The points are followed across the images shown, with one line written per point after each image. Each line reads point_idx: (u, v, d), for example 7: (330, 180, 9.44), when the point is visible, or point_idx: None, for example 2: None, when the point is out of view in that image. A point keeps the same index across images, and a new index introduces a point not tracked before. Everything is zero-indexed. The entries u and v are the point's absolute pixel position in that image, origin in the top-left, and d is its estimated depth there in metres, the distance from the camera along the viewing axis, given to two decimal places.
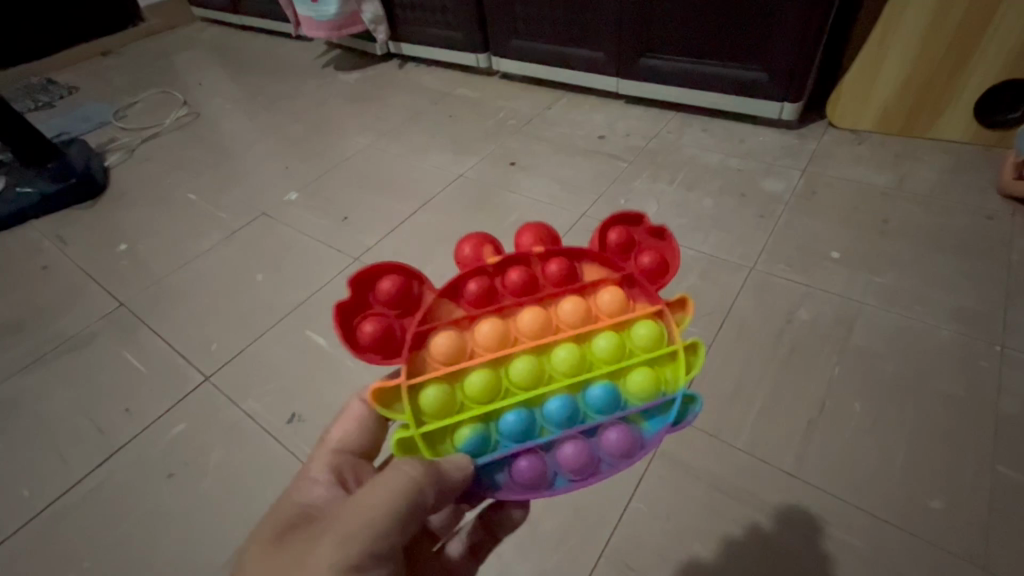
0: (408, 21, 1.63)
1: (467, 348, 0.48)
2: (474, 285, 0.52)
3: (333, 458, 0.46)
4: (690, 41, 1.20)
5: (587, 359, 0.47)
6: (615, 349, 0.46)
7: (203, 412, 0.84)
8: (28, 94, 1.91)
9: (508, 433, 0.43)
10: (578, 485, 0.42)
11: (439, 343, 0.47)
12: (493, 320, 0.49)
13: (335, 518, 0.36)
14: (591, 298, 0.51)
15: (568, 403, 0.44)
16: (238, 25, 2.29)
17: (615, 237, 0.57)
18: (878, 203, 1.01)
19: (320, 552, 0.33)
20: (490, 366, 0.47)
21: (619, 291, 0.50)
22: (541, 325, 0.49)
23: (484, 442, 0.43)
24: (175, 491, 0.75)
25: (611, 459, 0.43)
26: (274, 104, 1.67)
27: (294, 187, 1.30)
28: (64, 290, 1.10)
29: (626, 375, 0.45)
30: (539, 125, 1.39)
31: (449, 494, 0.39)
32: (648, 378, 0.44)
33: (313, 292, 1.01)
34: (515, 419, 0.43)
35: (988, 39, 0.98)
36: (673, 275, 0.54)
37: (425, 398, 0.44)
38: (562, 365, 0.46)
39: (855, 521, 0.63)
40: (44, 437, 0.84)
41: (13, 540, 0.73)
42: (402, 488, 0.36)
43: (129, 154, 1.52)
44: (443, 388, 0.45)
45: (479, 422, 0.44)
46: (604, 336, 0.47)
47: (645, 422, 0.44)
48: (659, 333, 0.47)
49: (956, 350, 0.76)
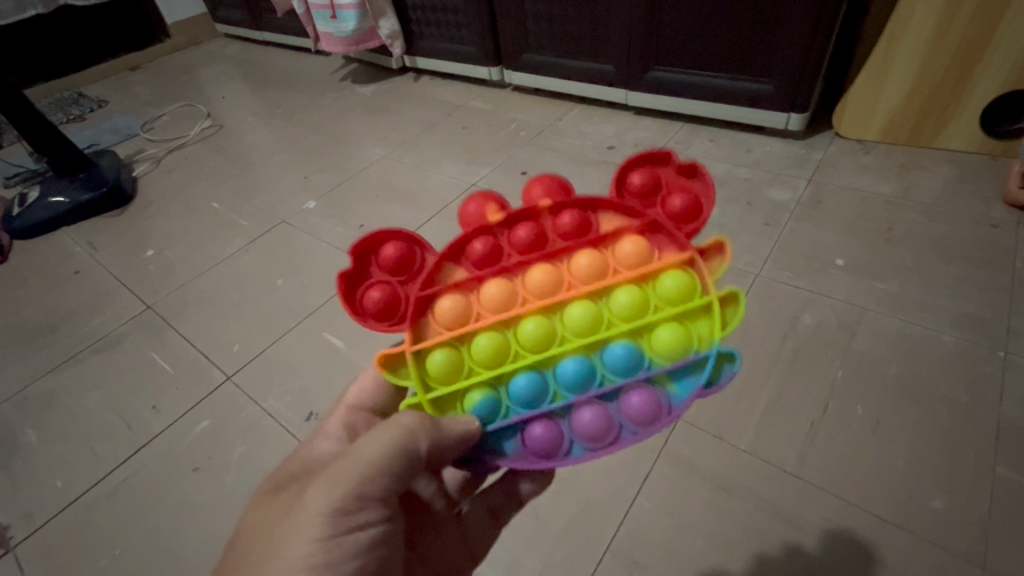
0: (424, 36, 1.69)
1: (472, 309, 0.48)
2: (479, 245, 0.50)
3: (349, 416, 0.53)
4: (696, 55, 1.23)
5: (605, 319, 0.47)
6: (636, 306, 0.46)
7: (226, 410, 0.88)
8: (60, 108, 2.00)
9: (519, 399, 0.45)
10: (597, 452, 0.44)
11: (445, 307, 0.47)
12: (500, 282, 0.48)
13: (332, 466, 0.41)
14: (609, 251, 0.49)
15: (583, 367, 0.45)
16: (259, 41, 2.38)
17: (639, 177, 0.52)
18: (883, 211, 1.03)
19: (310, 496, 0.38)
20: (498, 328, 0.47)
21: (640, 241, 0.48)
22: (552, 285, 0.47)
23: (495, 407, 0.46)
24: (199, 485, 0.79)
25: (630, 425, 0.44)
26: (293, 116, 1.73)
27: (312, 196, 1.35)
28: (95, 294, 1.15)
29: (652, 333, 0.46)
30: (549, 136, 1.43)
31: (443, 450, 0.41)
32: (676, 337, 0.44)
33: (330, 296, 1.04)
34: (526, 385, 0.45)
35: (991, 52, 1.00)
36: (708, 214, 0.50)
37: (432, 363, 0.46)
38: (576, 325, 0.46)
39: (856, 520, 0.64)
40: (76, 432, 0.88)
41: (47, 529, 0.77)
42: (396, 438, 0.41)
43: (156, 164, 1.59)
44: (450, 353, 0.46)
45: (489, 387, 0.46)
46: (625, 291, 0.46)
47: (673, 384, 0.45)
48: (689, 286, 0.46)
49: (958, 355, 0.77)
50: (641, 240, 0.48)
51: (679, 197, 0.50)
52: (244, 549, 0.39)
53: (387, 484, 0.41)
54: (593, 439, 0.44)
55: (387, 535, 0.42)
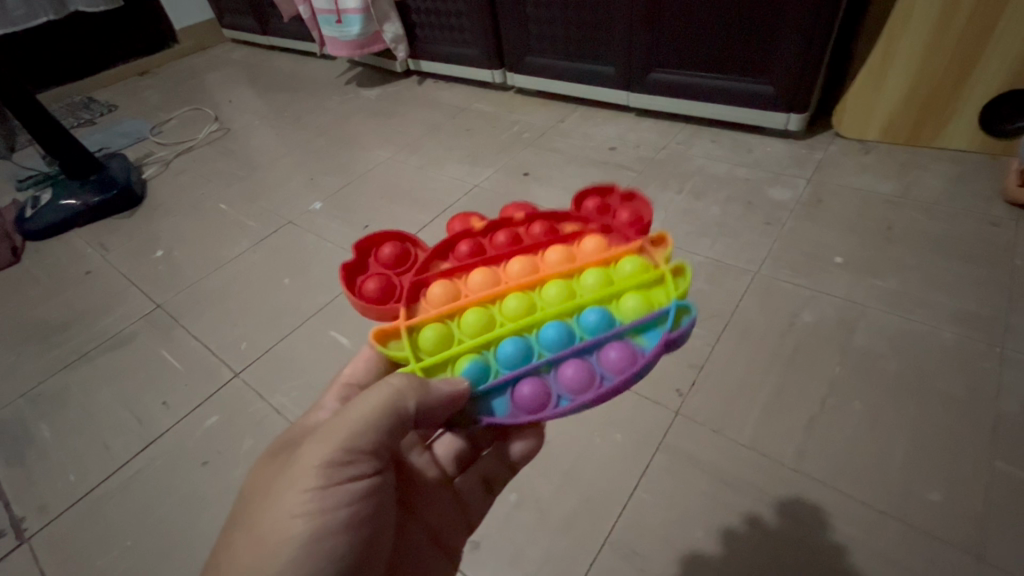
0: (428, 40, 1.71)
1: (459, 291, 0.56)
2: (464, 244, 0.62)
3: (344, 386, 0.54)
4: (697, 57, 1.24)
5: (577, 293, 0.54)
6: (601, 281, 0.54)
7: (234, 406, 0.89)
8: (71, 113, 2.03)
9: (505, 359, 0.49)
10: (581, 402, 0.47)
11: (434, 290, 0.55)
12: (482, 270, 0.57)
13: (323, 426, 0.42)
14: (574, 246, 0.60)
15: (563, 329, 0.51)
16: (266, 45, 2.41)
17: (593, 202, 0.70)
18: (883, 210, 1.04)
19: (304, 453, 0.41)
20: (482, 305, 0.54)
21: (600, 238, 0.59)
22: (525, 269, 0.57)
23: (483, 370, 0.49)
24: (209, 478, 0.81)
25: (610, 375, 0.48)
26: (299, 119, 1.76)
27: (318, 197, 1.37)
28: (106, 293, 1.17)
29: (620, 301, 0.52)
30: (552, 138, 1.45)
31: (431, 408, 0.44)
32: (640, 302, 0.51)
33: (336, 295, 1.06)
34: (512, 348, 0.50)
35: (990, 52, 1.01)
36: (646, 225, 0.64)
37: (423, 338, 0.51)
38: (552, 298, 0.53)
39: (853, 511, 0.65)
40: (89, 427, 0.90)
41: (61, 521, 0.79)
42: (387, 397, 0.43)
43: (165, 167, 1.62)
44: (439, 327, 0.52)
45: (476, 354, 0.50)
46: (590, 273, 0.55)
47: (643, 339, 0.50)
48: (645, 264, 0.55)
49: (956, 350, 0.78)
50: (601, 236, 0.59)
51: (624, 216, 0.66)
52: (244, 503, 0.41)
53: (377, 440, 0.42)
54: (577, 390, 0.47)
55: (380, 487, 0.43)
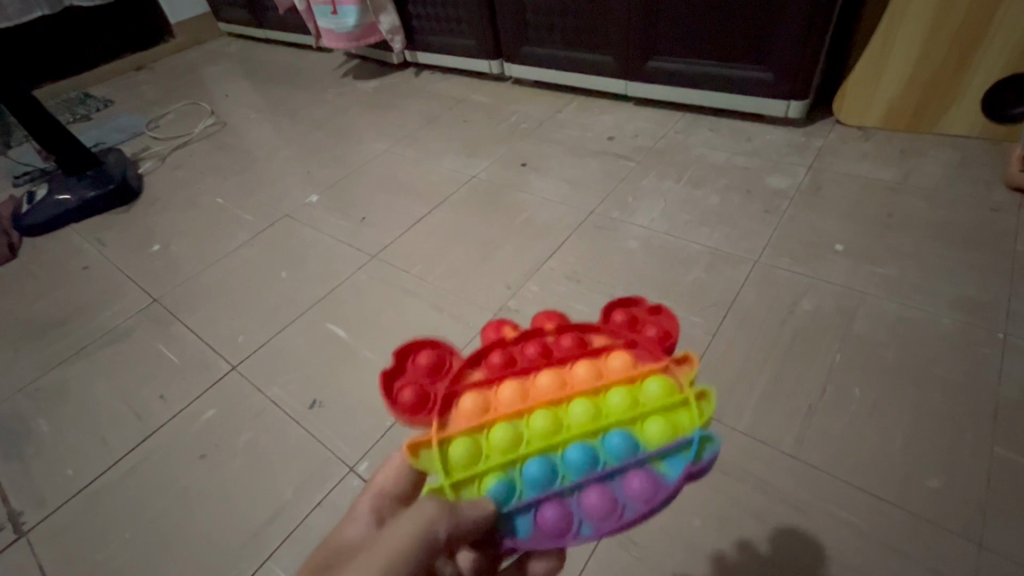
0: (425, 31, 1.70)
1: (485, 407, 0.51)
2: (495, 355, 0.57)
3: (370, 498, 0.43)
4: (695, 45, 1.23)
5: (606, 413, 0.49)
6: (630, 399, 0.49)
7: (231, 399, 0.89)
8: (67, 108, 2.02)
9: (531, 483, 0.45)
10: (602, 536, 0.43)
11: (464, 404, 0.51)
12: (511, 385, 0.53)
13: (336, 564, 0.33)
14: (602, 361, 0.55)
15: (588, 452, 0.46)
16: (262, 38, 2.40)
17: (621, 315, 0.63)
18: (883, 197, 1.03)
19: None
20: (508, 420, 0.50)
21: (626, 355, 0.54)
22: (554, 386, 0.52)
23: (507, 491, 0.44)
24: (206, 472, 0.80)
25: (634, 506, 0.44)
26: (296, 112, 1.75)
27: (315, 190, 1.36)
28: (104, 288, 1.17)
29: (643, 425, 0.48)
30: (549, 128, 1.43)
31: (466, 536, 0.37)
32: (664, 429, 0.46)
33: (334, 288, 1.06)
34: (537, 469, 0.45)
35: (991, 36, 0.99)
36: (675, 343, 0.58)
37: (450, 453, 0.46)
38: (579, 418, 0.49)
39: (853, 499, 0.64)
40: (87, 421, 0.90)
41: (59, 515, 0.79)
42: (421, 526, 0.35)
43: (161, 162, 1.61)
44: (466, 444, 0.47)
45: (501, 472, 0.45)
46: (618, 392, 0.50)
47: (663, 465, 0.45)
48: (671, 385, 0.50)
49: (956, 337, 0.77)
50: (628, 355, 0.54)
51: (654, 328, 0.60)
52: None
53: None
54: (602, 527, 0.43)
55: None
